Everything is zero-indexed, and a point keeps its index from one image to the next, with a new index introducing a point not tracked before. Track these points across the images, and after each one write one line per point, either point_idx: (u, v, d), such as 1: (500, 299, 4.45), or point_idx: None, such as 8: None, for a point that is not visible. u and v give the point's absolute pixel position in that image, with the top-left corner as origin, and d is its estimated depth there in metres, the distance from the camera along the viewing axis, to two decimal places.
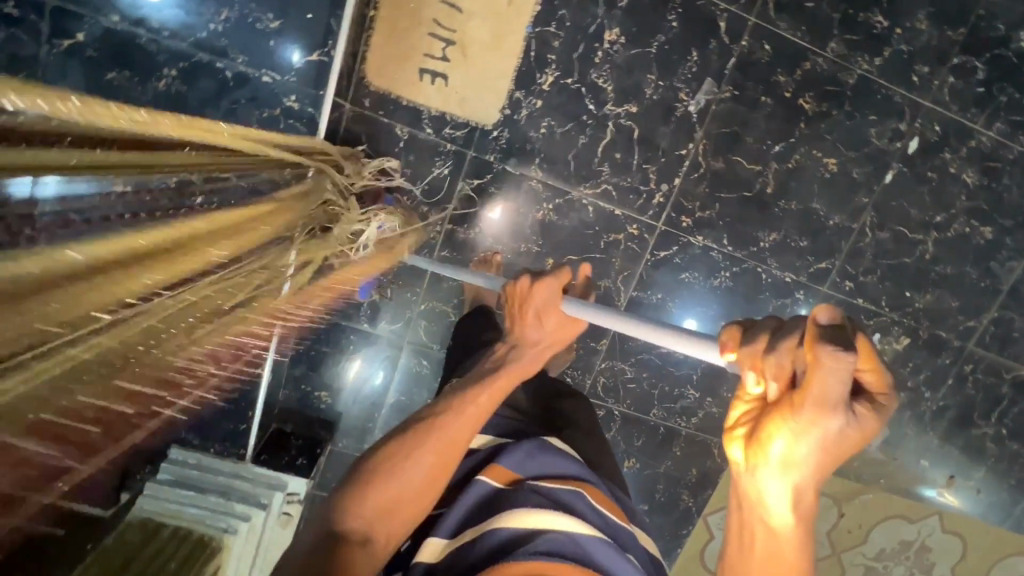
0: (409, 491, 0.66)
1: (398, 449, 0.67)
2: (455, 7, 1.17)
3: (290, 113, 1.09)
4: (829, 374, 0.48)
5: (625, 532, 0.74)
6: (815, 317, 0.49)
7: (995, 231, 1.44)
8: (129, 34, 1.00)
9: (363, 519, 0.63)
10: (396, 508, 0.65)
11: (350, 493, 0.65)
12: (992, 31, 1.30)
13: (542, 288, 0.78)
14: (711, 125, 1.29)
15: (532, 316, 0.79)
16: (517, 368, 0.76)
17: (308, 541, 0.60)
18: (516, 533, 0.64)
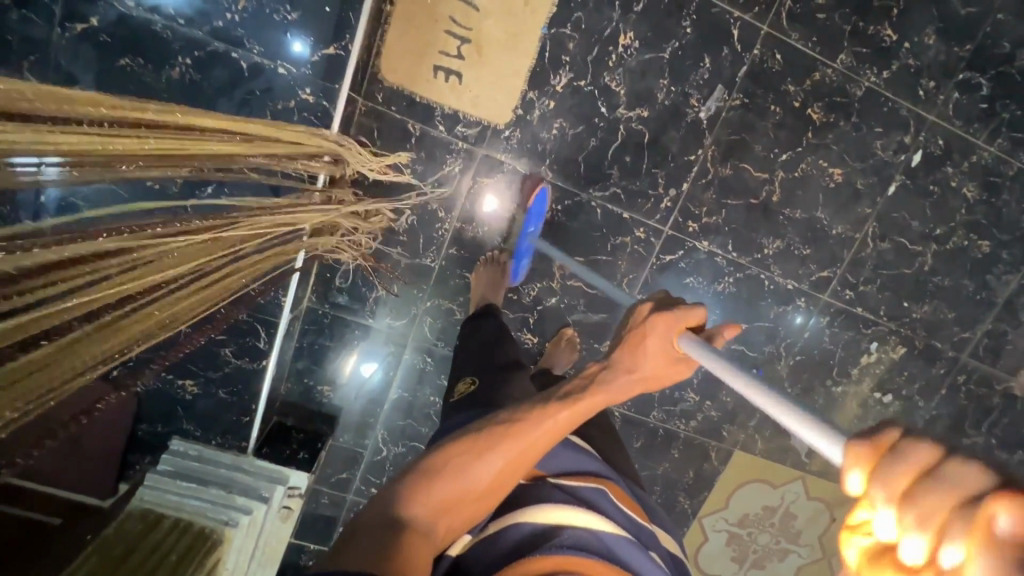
0: (475, 488, 0.64)
1: (471, 448, 0.65)
2: (472, 5, 1.16)
3: (305, 106, 1.09)
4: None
5: (643, 530, 0.76)
6: (993, 505, 0.29)
7: (992, 245, 1.47)
8: (144, 20, 0.98)
9: (428, 508, 0.61)
10: (461, 501, 0.63)
11: (422, 477, 0.63)
12: (996, 49, 1.32)
13: (660, 319, 0.64)
14: (720, 132, 1.30)
15: (639, 345, 0.65)
16: (600, 399, 0.66)
17: (373, 519, 0.59)
18: (542, 527, 0.65)
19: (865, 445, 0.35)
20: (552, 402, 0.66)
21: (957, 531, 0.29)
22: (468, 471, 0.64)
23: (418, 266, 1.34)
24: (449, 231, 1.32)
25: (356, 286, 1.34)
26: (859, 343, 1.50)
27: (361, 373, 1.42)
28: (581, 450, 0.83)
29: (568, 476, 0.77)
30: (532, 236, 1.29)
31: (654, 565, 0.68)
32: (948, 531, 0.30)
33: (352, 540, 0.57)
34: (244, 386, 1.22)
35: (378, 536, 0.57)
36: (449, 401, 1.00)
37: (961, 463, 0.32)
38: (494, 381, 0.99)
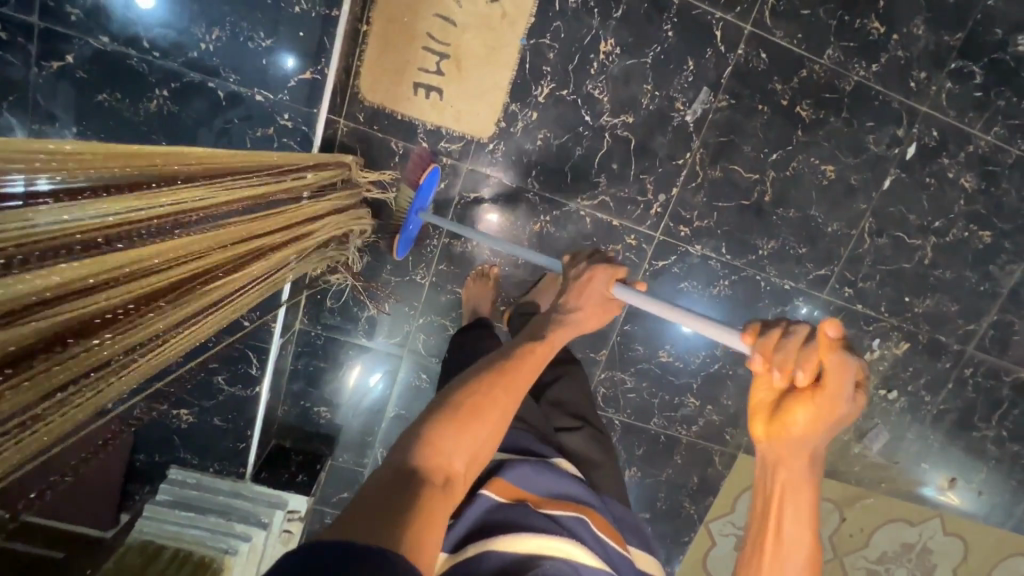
0: (480, 436, 0.65)
1: (478, 397, 0.68)
2: (450, 21, 1.15)
3: (284, 132, 1.07)
4: (841, 375, 0.61)
5: (618, 557, 0.76)
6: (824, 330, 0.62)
7: (994, 236, 1.43)
8: (120, 55, 0.99)
9: (441, 461, 0.60)
10: (469, 449, 0.63)
11: (431, 428, 0.63)
12: (990, 35, 1.28)
13: (597, 272, 0.88)
14: (708, 134, 1.28)
15: (584, 292, 0.87)
16: (553, 341, 0.81)
17: (385, 476, 0.56)
18: (525, 555, 0.64)
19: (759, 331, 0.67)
20: (530, 347, 0.78)
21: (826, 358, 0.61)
22: (477, 416, 0.66)
23: (408, 283, 1.33)
24: (439, 248, 1.32)
25: (347, 305, 1.33)
26: (860, 341, 1.48)
27: (358, 393, 1.41)
28: (561, 471, 0.83)
29: (548, 501, 0.76)
30: (422, 211, 1.20)
31: None
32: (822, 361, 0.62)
33: (366, 494, 0.53)
34: (239, 413, 1.22)
35: (396, 492, 0.54)
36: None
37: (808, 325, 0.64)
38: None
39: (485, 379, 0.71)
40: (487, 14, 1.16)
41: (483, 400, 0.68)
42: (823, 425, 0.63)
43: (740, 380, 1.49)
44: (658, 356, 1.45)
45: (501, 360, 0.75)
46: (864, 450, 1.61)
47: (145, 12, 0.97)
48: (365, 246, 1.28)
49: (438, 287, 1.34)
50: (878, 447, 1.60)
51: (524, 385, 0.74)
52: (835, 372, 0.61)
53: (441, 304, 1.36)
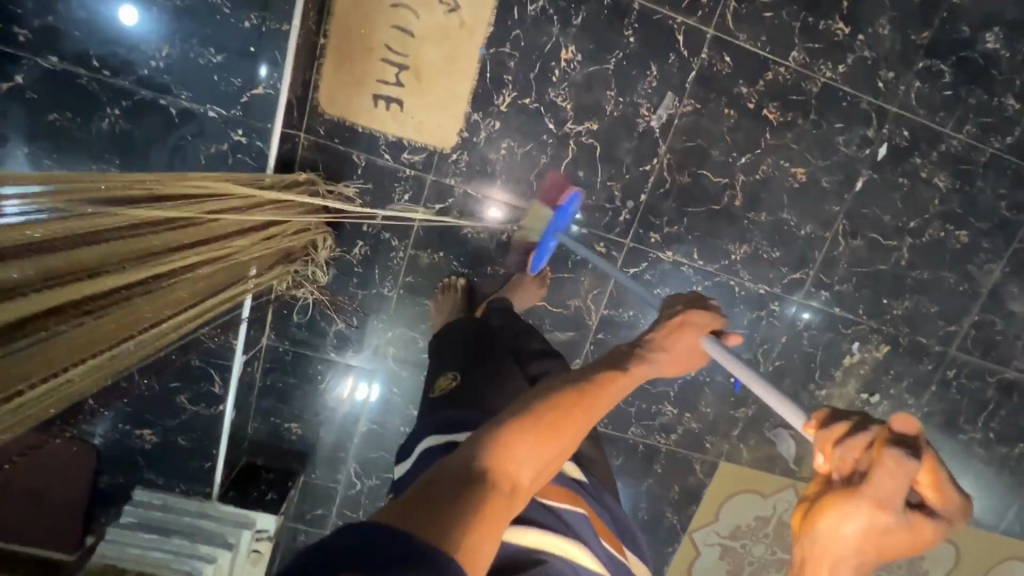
0: (551, 456, 0.59)
1: (555, 414, 0.61)
2: (407, 32, 1.15)
3: (238, 147, 1.06)
4: (892, 479, 0.45)
5: (611, 557, 0.74)
6: (891, 424, 0.48)
7: (971, 235, 1.41)
8: (70, 74, 0.98)
9: (509, 469, 0.55)
10: (540, 463, 0.58)
11: (511, 432, 0.58)
12: (957, 33, 1.27)
13: (694, 316, 0.73)
14: (675, 140, 1.27)
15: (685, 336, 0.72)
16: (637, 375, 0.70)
17: (449, 474, 0.52)
18: (523, 549, 0.62)
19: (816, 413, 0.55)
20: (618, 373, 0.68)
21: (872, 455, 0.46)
22: (552, 436, 0.59)
23: (375, 297, 1.32)
24: (406, 260, 1.30)
25: (314, 320, 1.32)
26: (839, 345, 1.46)
27: (329, 407, 1.39)
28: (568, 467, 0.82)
29: (553, 493, 0.73)
30: (558, 233, 1.27)
31: None
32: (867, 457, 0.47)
33: (422, 492, 0.50)
34: (203, 431, 1.20)
35: (455, 492, 0.51)
36: (431, 396, 0.99)
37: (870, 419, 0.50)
38: (466, 380, 0.96)
39: (566, 400, 0.63)
40: (445, 24, 1.15)
41: (561, 422, 0.61)
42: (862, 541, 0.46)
43: (718, 387, 1.47)
44: None
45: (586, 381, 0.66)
46: None
47: (122, 26, 0.96)
48: (330, 260, 1.27)
49: (406, 300, 1.33)
50: None
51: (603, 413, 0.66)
52: (880, 470, 0.45)
53: (410, 318, 1.34)
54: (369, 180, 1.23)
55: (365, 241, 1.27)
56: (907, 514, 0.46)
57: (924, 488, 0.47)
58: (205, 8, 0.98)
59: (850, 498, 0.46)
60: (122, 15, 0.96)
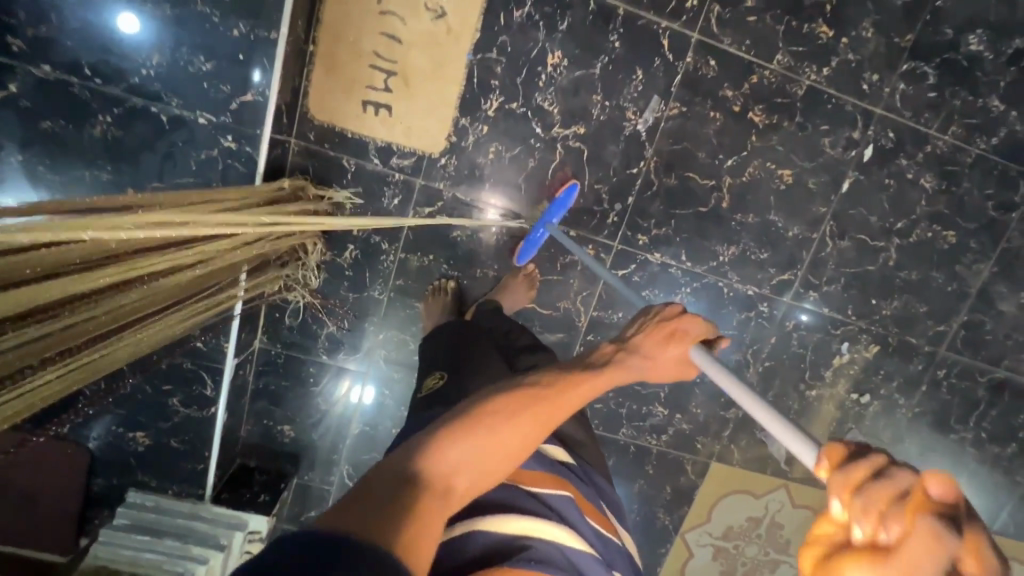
0: (498, 454, 0.56)
1: (503, 412, 0.58)
2: (395, 38, 1.16)
3: (229, 153, 1.08)
4: (929, 551, 0.34)
5: (599, 536, 0.75)
6: (925, 484, 0.38)
7: (958, 235, 1.42)
8: (62, 82, 1.00)
9: (449, 467, 0.53)
10: (484, 460, 0.55)
11: (447, 433, 0.55)
12: (940, 35, 1.28)
13: (686, 324, 0.73)
14: (661, 142, 1.28)
15: (668, 340, 0.71)
16: (608, 379, 0.67)
17: (388, 470, 0.50)
18: (510, 537, 0.62)
19: (831, 449, 0.45)
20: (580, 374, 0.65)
21: (899, 513, 0.36)
22: (500, 434, 0.57)
23: (367, 299, 1.33)
24: (396, 264, 1.32)
25: (305, 322, 1.33)
26: (829, 345, 1.47)
27: (321, 409, 1.40)
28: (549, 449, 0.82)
29: (538, 478, 0.74)
30: (549, 225, 1.27)
31: None
32: (890, 516, 0.36)
33: (358, 492, 0.48)
34: (195, 434, 1.21)
35: (392, 493, 0.48)
36: (419, 396, 0.99)
37: (897, 467, 0.41)
38: (453, 376, 0.97)
39: (519, 399, 0.60)
40: (432, 30, 1.17)
41: (511, 420, 0.58)
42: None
43: (708, 388, 1.48)
44: None
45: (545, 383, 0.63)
46: None
47: (122, 34, 0.98)
48: (321, 264, 1.29)
49: (397, 303, 1.35)
50: None
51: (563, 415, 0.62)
52: (915, 538, 0.35)
53: (401, 320, 1.36)
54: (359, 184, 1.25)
55: (356, 244, 1.29)
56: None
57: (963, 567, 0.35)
58: (194, 18, 0.99)
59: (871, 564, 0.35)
60: (121, 24, 0.97)
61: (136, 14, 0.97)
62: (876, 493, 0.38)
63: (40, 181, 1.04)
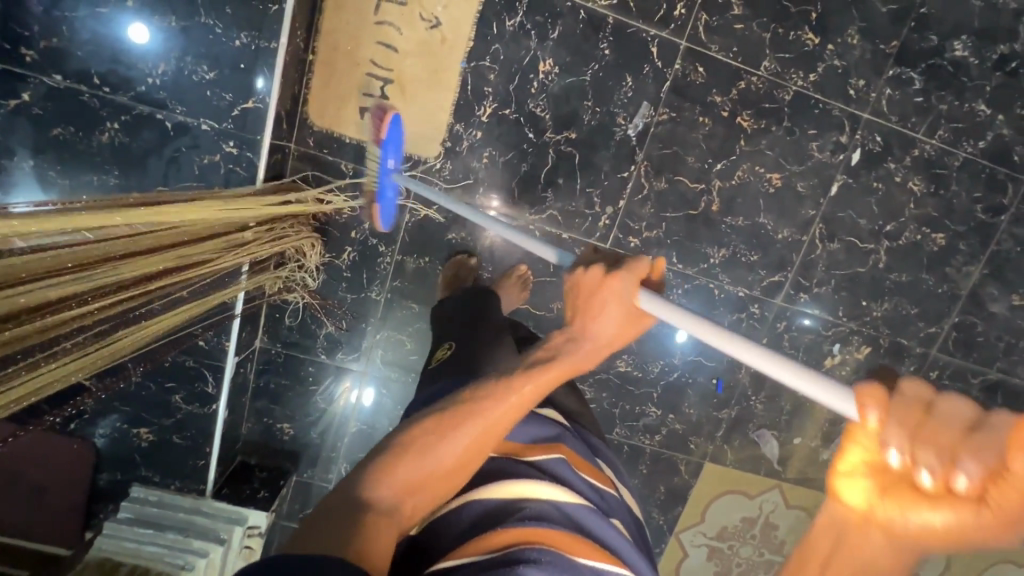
0: (439, 471, 0.61)
1: (440, 430, 0.62)
2: (391, 47, 1.21)
3: (231, 158, 1.12)
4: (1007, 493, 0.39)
5: (597, 491, 0.78)
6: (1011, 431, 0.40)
7: (948, 237, 1.44)
8: (73, 91, 1.05)
9: (393, 488, 0.59)
10: (425, 481, 0.61)
11: (386, 460, 0.60)
12: (925, 42, 1.30)
13: (615, 282, 0.64)
14: (651, 147, 1.31)
15: (597, 311, 0.65)
16: (549, 374, 0.65)
17: (338, 498, 0.57)
18: (504, 501, 0.65)
19: (865, 389, 0.45)
20: (515, 375, 0.65)
21: (965, 460, 0.40)
22: (438, 451, 0.61)
23: (365, 300, 1.37)
24: (393, 266, 1.35)
25: (305, 323, 1.37)
26: (821, 347, 1.49)
27: (320, 408, 1.43)
28: (541, 417, 0.84)
29: (529, 447, 0.76)
30: (393, 172, 1.26)
31: (613, 530, 0.70)
32: (958, 461, 0.40)
33: (315, 520, 0.54)
34: (197, 431, 1.25)
35: (343, 516, 0.55)
36: (429, 366, 1.04)
37: (942, 400, 0.43)
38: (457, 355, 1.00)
39: (455, 415, 0.63)
40: (427, 40, 1.21)
41: (448, 438, 0.62)
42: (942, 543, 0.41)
43: (701, 389, 1.50)
44: (616, 366, 1.46)
45: (482, 393, 0.65)
46: None
47: (130, 42, 1.03)
48: (321, 266, 1.32)
49: (394, 304, 1.38)
50: None
51: (506, 420, 0.64)
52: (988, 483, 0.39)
53: (398, 321, 1.39)
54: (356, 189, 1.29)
55: (355, 246, 1.33)
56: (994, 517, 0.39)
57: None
58: (199, 30, 1.03)
59: (949, 505, 0.40)
60: (130, 33, 1.02)
61: (144, 25, 1.02)
62: (945, 448, 0.41)
63: (51, 185, 1.08)
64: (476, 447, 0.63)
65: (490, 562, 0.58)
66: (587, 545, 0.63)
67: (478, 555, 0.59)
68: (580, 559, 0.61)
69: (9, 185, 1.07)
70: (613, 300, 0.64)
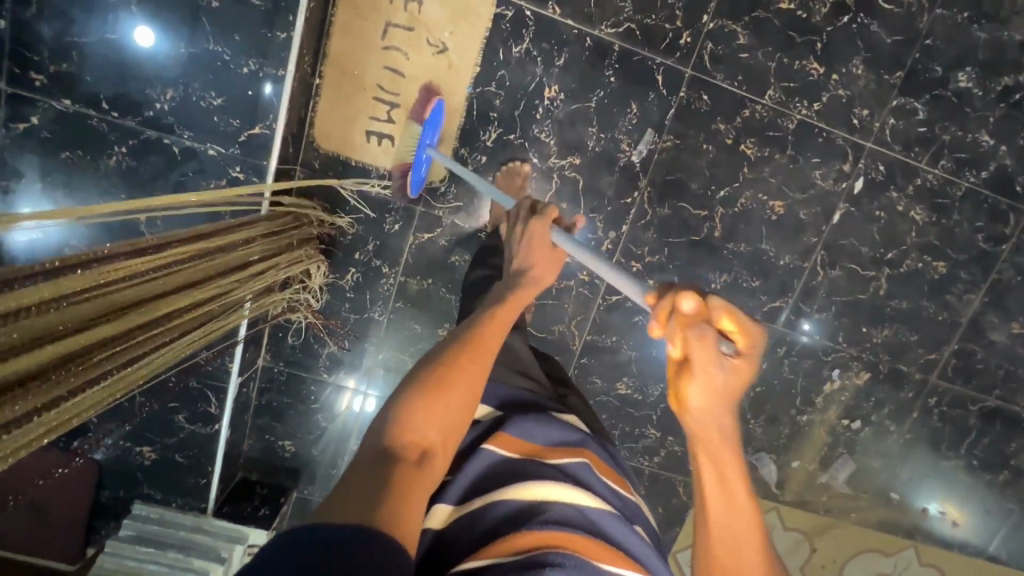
0: (451, 409, 0.63)
1: (445, 367, 0.66)
2: (397, 72, 1.22)
3: (236, 183, 1.13)
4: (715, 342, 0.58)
5: (618, 497, 0.79)
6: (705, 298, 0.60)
7: (949, 266, 1.44)
8: (81, 115, 1.05)
9: (414, 434, 0.59)
10: (441, 420, 0.62)
11: (405, 404, 0.61)
12: (930, 72, 1.31)
13: (536, 227, 0.86)
14: (655, 173, 1.32)
15: (533, 253, 0.86)
16: (515, 305, 0.80)
17: (365, 460, 0.54)
18: (527, 503, 0.67)
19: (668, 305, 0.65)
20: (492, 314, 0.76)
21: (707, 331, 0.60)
22: (445, 382, 0.65)
23: (368, 320, 1.38)
24: (395, 288, 1.36)
25: (308, 342, 1.37)
26: (820, 372, 1.50)
27: (322, 425, 1.44)
28: (561, 419, 0.84)
29: (550, 449, 0.77)
30: (431, 148, 1.22)
31: (635, 536, 0.71)
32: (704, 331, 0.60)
33: (347, 480, 0.51)
34: (199, 450, 1.26)
35: (375, 472, 0.53)
36: None
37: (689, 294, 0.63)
38: None
39: (450, 352, 0.69)
40: (434, 65, 1.22)
41: (455, 375, 0.66)
42: (716, 402, 0.59)
43: None
44: (617, 389, 1.47)
45: (471, 332, 0.73)
46: (831, 481, 1.60)
47: (136, 46, 1.02)
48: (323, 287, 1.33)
49: (395, 324, 1.39)
50: (845, 477, 1.60)
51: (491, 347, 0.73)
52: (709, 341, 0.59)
53: (400, 341, 1.40)
54: (359, 210, 1.30)
55: (359, 268, 1.33)
56: (729, 362, 0.57)
57: (737, 336, 0.58)
58: (206, 56, 1.05)
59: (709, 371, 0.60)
60: (137, 37, 1.02)
61: (150, 31, 1.02)
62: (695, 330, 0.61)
63: (58, 207, 1.09)
64: (477, 375, 0.68)
65: (516, 563, 0.60)
66: (611, 551, 0.65)
67: (501, 557, 0.61)
68: (603, 564, 0.63)
69: (16, 206, 1.08)
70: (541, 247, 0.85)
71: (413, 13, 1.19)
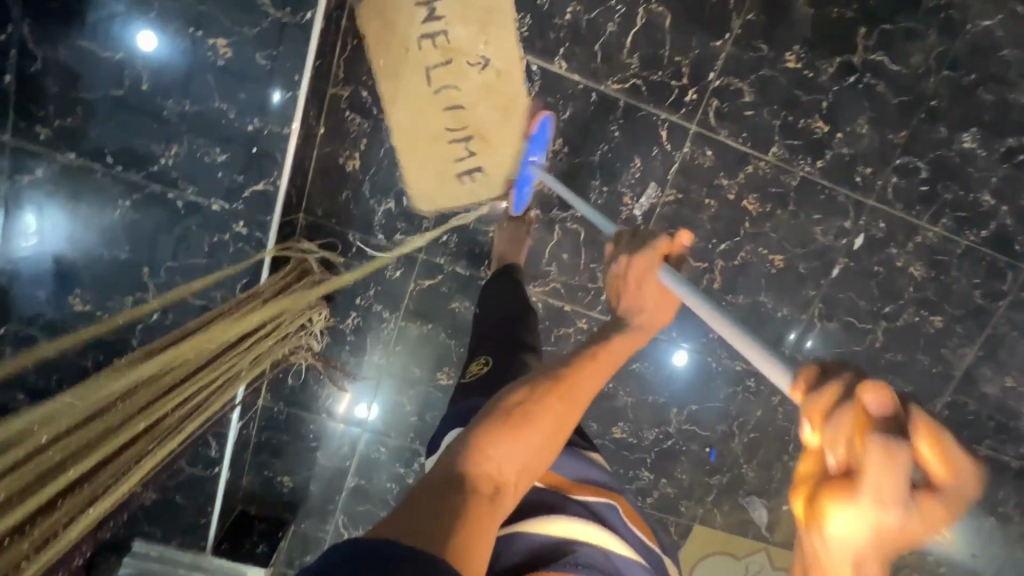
0: (530, 442, 0.64)
1: (532, 399, 0.66)
2: (457, 105, 1.21)
3: (239, 237, 1.13)
4: (887, 469, 0.36)
5: (642, 543, 0.82)
6: (863, 399, 0.39)
7: (946, 320, 1.45)
8: (85, 168, 1.06)
9: (487, 462, 0.60)
10: (520, 449, 0.62)
11: (487, 433, 0.62)
12: (934, 133, 1.31)
13: (639, 265, 0.76)
14: (657, 226, 1.33)
15: (636, 293, 0.77)
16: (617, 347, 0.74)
17: (435, 481, 0.57)
18: (553, 537, 0.69)
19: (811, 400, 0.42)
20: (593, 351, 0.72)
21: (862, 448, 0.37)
22: (528, 412, 0.65)
23: (370, 363, 1.39)
24: (397, 335, 1.37)
25: (307, 384, 1.39)
26: None
27: (321, 462, 1.46)
28: (588, 459, 0.89)
29: (577, 486, 0.81)
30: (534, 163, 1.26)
31: None
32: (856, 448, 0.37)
33: (415, 501, 0.53)
34: (200, 490, 1.28)
35: (442, 495, 0.54)
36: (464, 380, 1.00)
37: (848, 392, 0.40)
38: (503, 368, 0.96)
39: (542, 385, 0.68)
40: (485, 81, 1.20)
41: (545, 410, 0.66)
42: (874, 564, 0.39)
43: (694, 456, 1.52)
44: (612, 432, 1.49)
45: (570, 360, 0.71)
46: None
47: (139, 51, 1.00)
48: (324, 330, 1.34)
49: (393, 369, 1.40)
50: None
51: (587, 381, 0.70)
52: (870, 461, 0.36)
53: (399, 383, 1.41)
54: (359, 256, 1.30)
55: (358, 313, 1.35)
56: (916, 504, 0.36)
57: (938, 472, 0.37)
58: (212, 112, 1.05)
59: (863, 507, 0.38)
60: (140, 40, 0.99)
61: (150, 36, 1.00)
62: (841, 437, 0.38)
63: (59, 257, 1.09)
64: (562, 412, 0.67)
65: None
66: None
67: None
68: None
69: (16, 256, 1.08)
70: (649, 289, 0.76)
71: (443, 47, 1.17)
